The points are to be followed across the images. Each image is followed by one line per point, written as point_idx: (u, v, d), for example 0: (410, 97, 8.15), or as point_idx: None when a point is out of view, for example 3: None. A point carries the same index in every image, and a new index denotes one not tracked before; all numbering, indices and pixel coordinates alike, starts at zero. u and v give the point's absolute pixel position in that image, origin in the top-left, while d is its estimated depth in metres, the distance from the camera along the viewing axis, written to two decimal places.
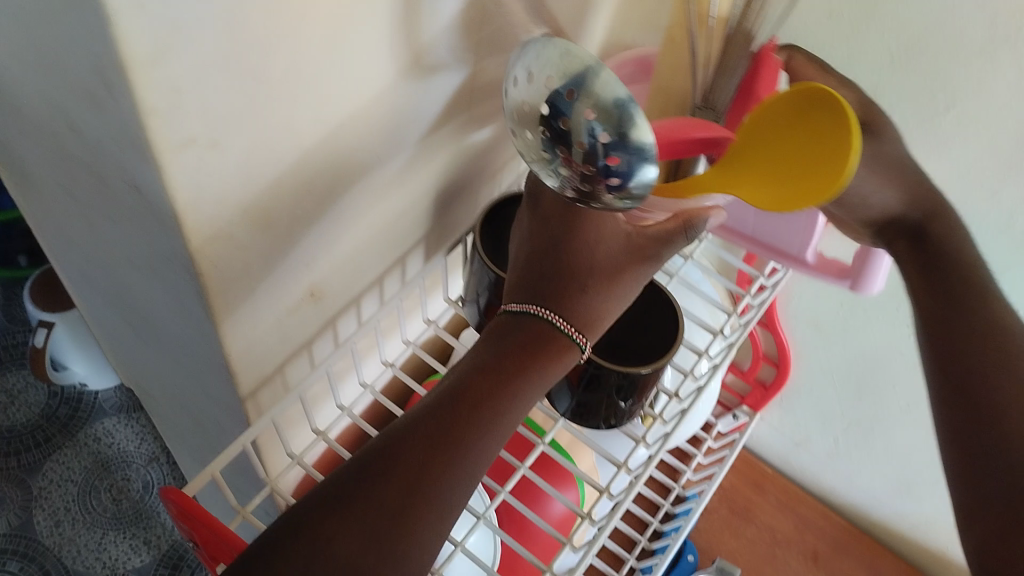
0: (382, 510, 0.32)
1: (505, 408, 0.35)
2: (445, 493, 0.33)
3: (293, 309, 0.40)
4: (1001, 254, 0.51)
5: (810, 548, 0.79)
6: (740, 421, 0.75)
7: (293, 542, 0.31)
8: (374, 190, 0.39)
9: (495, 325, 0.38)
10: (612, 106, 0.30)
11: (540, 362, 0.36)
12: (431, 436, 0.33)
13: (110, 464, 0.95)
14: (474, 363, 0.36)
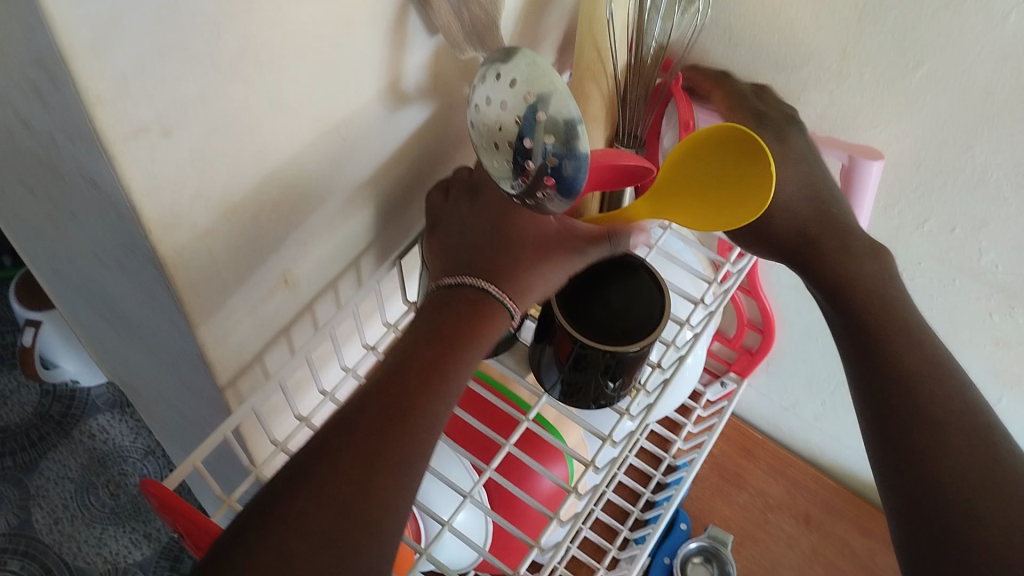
0: (348, 479, 0.33)
1: (448, 374, 0.38)
2: (404, 460, 0.35)
3: (268, 297, 0.40)
4: (976, 210, 0.51)
5: (802, 511, 0.79)
6: (729, 388, 0.75)
7: (265, 524, 0.31)
8: (342, 174, 0.39)
9: (429, 303, 0.41)
10: (564, 131, 0.33)
11: (476, 330, 0.40)
12: (387, 400, 0.36)
13: (106, 460, 0.95)
14: (414, 337, 0.39)
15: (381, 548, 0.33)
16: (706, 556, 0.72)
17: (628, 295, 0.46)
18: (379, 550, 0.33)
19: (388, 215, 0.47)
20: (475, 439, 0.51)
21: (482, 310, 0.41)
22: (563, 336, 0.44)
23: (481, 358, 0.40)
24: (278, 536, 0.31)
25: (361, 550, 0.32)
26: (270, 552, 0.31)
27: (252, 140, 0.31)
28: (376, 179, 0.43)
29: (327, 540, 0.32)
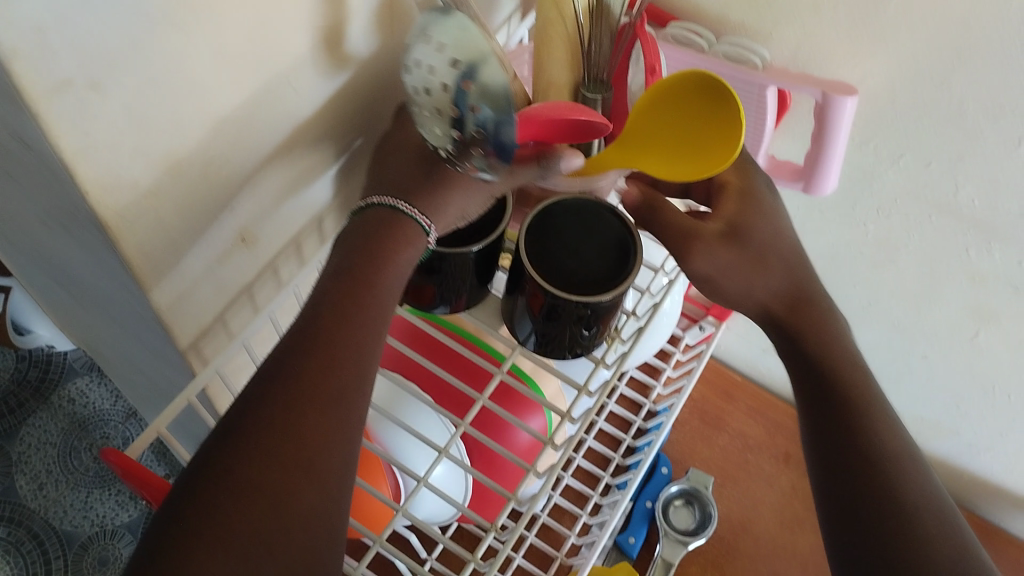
0: (276, 426, 0.33)
1: (367, 305, 0.38)
2: (331, 397, 0.35)
3: (225, 256, 0.39)
4: (951, 144, 0.50)
5: (782, 451, 0.80)
6: (706, 332, 0.75)
7: (199, 486, 0.32)
8: (294, 126, 0.38)
9: (344, 233, 0.41)
10: (499, 95, 0.33)
11: (396, 261, 0.40)
12: (309, 340, 0.36)
13: (87, 424, 0.94)
14: (330, 274, 0.39)
15: (322, 485, 0.34)
16: (687, 499, 0.73)
17: (596, 240, 0.45)
18: (320, 488, 0.34)
19: (349, 168, 0.45)
20: (445, 392, 0.51)
21: (396, 239, 0.40)
22: (534, 287, 0.43)
23: (401, 283, 0.40)
24: (215, 495, 0.31)
25: (301, 492, 0.33)
26: (210, 512, 0.31)
27: (192, 91, 0.30)
28: (332, 131, 0.41)
29: (264, 487, 0.32)
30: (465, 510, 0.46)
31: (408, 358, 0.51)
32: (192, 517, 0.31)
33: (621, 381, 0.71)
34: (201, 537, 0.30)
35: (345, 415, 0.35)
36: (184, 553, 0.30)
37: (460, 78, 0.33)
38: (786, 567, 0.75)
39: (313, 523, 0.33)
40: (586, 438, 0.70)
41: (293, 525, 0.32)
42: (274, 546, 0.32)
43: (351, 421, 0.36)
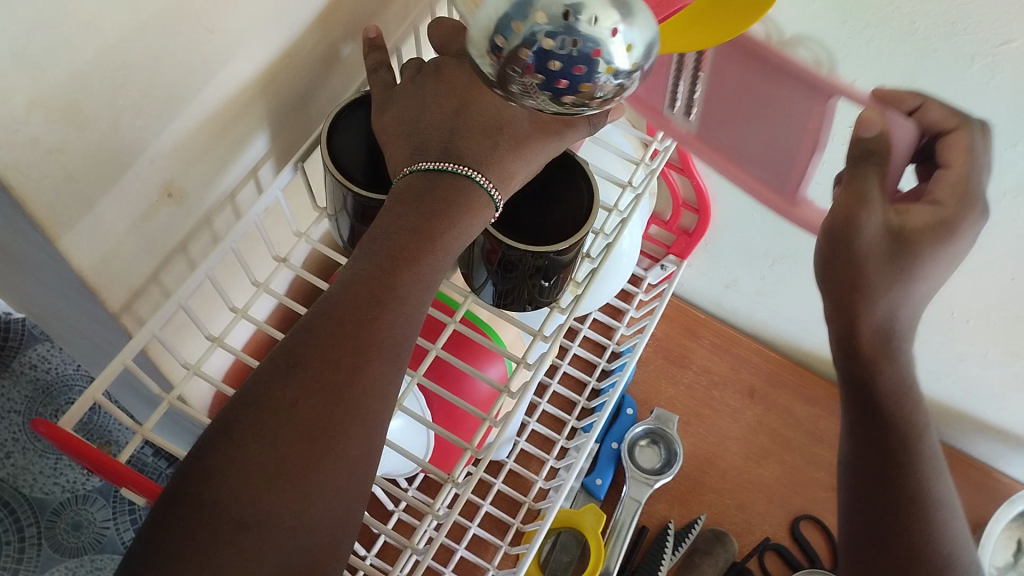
0: (338, 372, 0.32)
1: (430, 259, 0.36)
2: (390, 350, 0.34)
3: (150, 212, 0.37)
4: (905, 65, 0.50)
5: (746, 385, 0.81)
6: (668, 271, 0.74)
7: (253, 416, 0.31)
8: (214, 73, 0.36)
9: (404, 187, 0.37)
10: (563, 4, 0.27)
11: (466, 210, 0.37)
12: (370, 295, 0.34)
13: (52, 389, 0.90)
14: (401, 216, 0.36)
15: (370, 435, 0.33)
16: (653, 438, 0.73)
17: (553, 185, 0.43)
18: (367, 437, 0.33)
19: (283, 116, 0.43)
20: (411, 344, 0.50)
21: (465, 200, 0.37)
22: (481, 235, 0.42)
23: (465, 245, 0.37)
24: (270, 428, 0.30)
25: (353, 440, 0.32)
26: (264, 445, 0.30)
27: (89, 38, 0.28)
28: (260, 78, 0.39)
29: (319, 432, 0.31)
30: (428, 465, 0.46)
31: None
32: (250, 447, 0.30)
33: (583, 325, 0.71)
34: (251, 469, 0.30)
35: (395, 374, 0.34)
36: (234, 482, 0.29)
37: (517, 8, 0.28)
38: (753, 498, 0.76)
39: (357, 472, 0.32)
40: (549, 384, 0.69)
41: (340, 470, 0.31)
42: (323, 489, 0.31)
43: (398, 379, 0.34)
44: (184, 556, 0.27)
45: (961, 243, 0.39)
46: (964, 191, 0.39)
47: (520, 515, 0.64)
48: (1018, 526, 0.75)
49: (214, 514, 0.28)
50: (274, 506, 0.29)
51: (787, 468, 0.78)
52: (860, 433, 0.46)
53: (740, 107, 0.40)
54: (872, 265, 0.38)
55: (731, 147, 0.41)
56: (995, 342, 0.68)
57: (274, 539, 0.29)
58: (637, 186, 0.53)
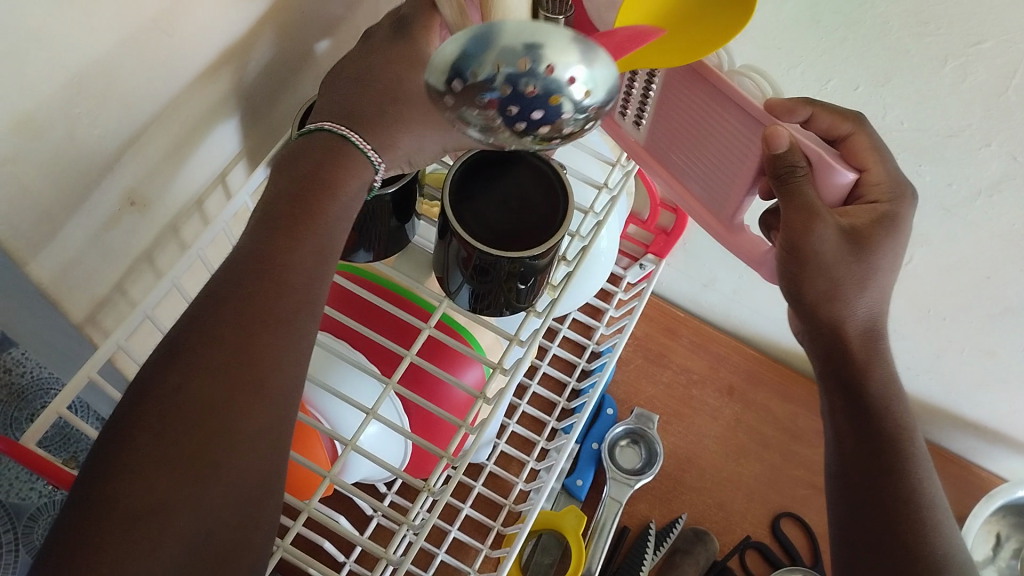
0: (226, 349, 0.32)
1: (311, 232, 0.36)
2: (280, 320, 0.33)
3: (112, 221, 0.36)
4: (878, 64, 0.49)
5: (726, 383, 0.81)
6: (646, 270, 0.74)
7: (144, 406, 0.30)
8: (174, 79, 0.35)
9: (289, 152, 0.38)
10: (520, 46, 0.26)
11: (345, 189, 0.37)
12: (254, 264, 0.34)
13: (27, 393, 0.88)
14: (284, 198, 0.36)
15: (273, 413, 0.32)
16: (632, 438, 0.73)
17: (527, 190, 0.42)
18: (268, 414, 0.32)
19: (249, 119, 0.43)
20: (370, 348, 0.49)
21: (347, 162, 0.37)
22: (456, 240, 0.41)
23: (352, 206, 0.38)
24: (162, 416, 0.30)
25: (252, 418, 0.32)
26: (158, 434, 0.29)
27: (40, 46, 0.27)
28: (223, 83, 0.39)
29: (210, 406, 0.31)
30: (402, 473, 0.45)
31: (338, 322, 0.49)
32: (141, 437, 0.29)
33: (562, 325, 0.70)
34: (144, 459, 0.29)
35: (292, 349, 0.34)
36: (129, 472, 0.28)
37: (472, 51, 0.27)
38: (732, 496, 0.76)
39: (259, 446, 0.32)
40: (528, 386, 0.69)
41: (239, 451, 0.31)
42: (223, 471, 0.30)
43: (296, 351, 0.34)
44: (76, 552, 0.27)
45: (903, 233, 0.44)
46: (890, 185, 0.44)
47: (500, 518, 0.64)
48: (995, 520, 0.76)
49: (107, 508, 0.28)
50: (172, 492, 0.29)
51: (766, 466, 0.78)
52: (851, 439, 0.47)
53: (686, 135, 0.43)
54: (841, 265, 0.42)
55: (675, 164, 0.45)
56: (970, 339, 0.68)
57: (174, 526, 0.28)
58: (614, 188, 0.52)
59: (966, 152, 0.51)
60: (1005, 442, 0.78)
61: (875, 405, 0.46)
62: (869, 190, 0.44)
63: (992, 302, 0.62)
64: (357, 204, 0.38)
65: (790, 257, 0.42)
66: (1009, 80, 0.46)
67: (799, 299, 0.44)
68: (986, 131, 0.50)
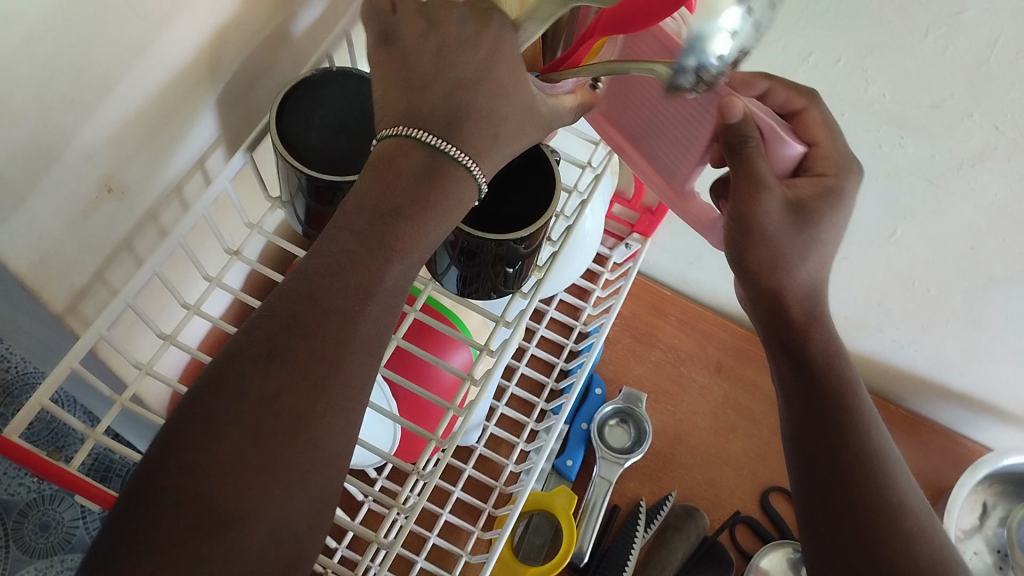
0: (318, 365, 0.32)
1: (411, 249, 0.35)
2: (365, 344, 0.34)
3: (91, 209, 0.36)
4: (860, 37, 0.49)
5: (713, 360, 0.81)
6: (632, 250, 0.74)
7: (230, 408, 0.31)
8: (150, 63, 0.34)
9: (384, 151, 0.35)
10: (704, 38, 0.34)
11: (450, 214, 0.35)
12: (348, 282, 0.33)
13: (12, 389, 0.87)
14: (385, 204, 0.34)
15: (345, 423, 0.33)
16: (621, 418, 0.73)
17: (511, 171, 0.42)
18: (342, 425, 0.33)
19: (228, 102, 0.42)
20: None
21: (451, 190, 0.35)
22: None
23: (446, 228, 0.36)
24: (249, 418, 0.31)
25: (331, 434, 0.33)
26: (240, 436, 0.31)
27: (11, 29, 0.27)
28: (200, 66, 0.38)
29: (294, 422, 0.32)
30: (393, 458, 0.45)
31: None
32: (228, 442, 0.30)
33: (549, 306, 0.70)
34: (222, 462, 0.30)
35: (371, 362, 0.34)
36: (214, 477, 0.30)
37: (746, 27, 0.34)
38: (722, 472, 0.76)
39: (328, 465, 0.33)
40: (516, 367, 0.69)
41: (317, 465, 0.32)
42: (302, 484, 0.32)
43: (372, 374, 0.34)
44: (162, 552, 0.28)
45: (849, 205, 0.45)
46: (837, 161, 0.45)
47: (492, 499, 0.64)
48: (981, 489, 0.77)
49: (192, 506, 0.29)
50: (254, 503, 0.30)
51: (755, 441, 0.78)
52: (800, 404, 0.47)
53: (639, 109, 0.43)
54: (785, 236, 0.42)
55: (629, 131, 0.45)
56: (954, 310, 0.68)
57: (251, 534, 0.30)
58: (598, 166, 0.52)
59: (949, 123, 0.52)
60: (990, 412, 0.79)
61: (817, 367, 0.46)
62: (818, 164, 0.45)
63: (977, 274, 0.63)
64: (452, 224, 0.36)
65: (740, 228, 0.42)
66: (991, 50, 0.46)
67: (742, 266, 0.45)
68: (969, 101, 0.50)
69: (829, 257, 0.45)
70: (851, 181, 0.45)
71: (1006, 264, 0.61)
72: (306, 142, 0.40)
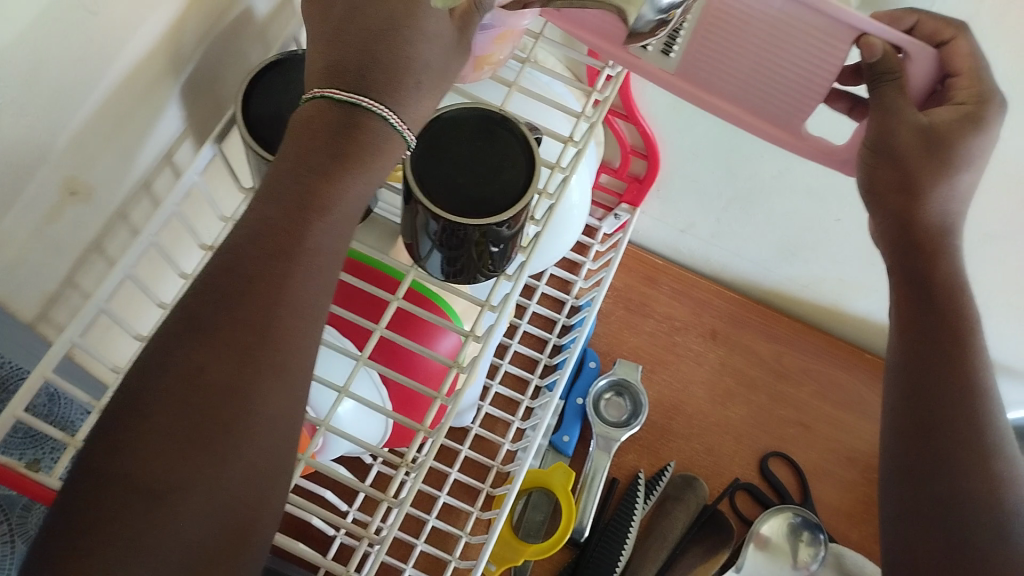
0: (247, 331, 0.31)
1: (340, 204, 0.34)
2: (300, 308, 0.33)
3: (53, 214, 0.35)
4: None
5: (709, 328, 0.80)
6: (623, 220, 0.73)
7: (160, 381, 0.30)
8: (104, 58, 0.33)
9: (309, 112, 0.35)
10: None
11: (376, 158, 0.35)
12: (264, 250, 0.33)
13: None
14: (309, 168, 0.34)
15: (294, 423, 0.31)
16: (617, 390, 0.72)
17: (493, 151, 0.41)
18: (284, 386, 0.32)
19: (193, 92, 0.41)
20: (338, 325, 0.47)
21: (374, 140, 0.35)
22: (421, 209, 0.39)
23: (371, 184, 0.36)
24: (174, 403, 0.30)
25: (262, 423, 0.31)
26: (164, 438, 0.29)
27: None
28: (164, 58, 0.37)
29: (223, 397, 0.30)
30: (381, 450, 0.44)
31: None
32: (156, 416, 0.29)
33: (540, 282, 0.69)
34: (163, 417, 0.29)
35: (314, 319, 0.33)
36: (138, 455, 0.28)
37: None
38: (720, 441, 0.76)
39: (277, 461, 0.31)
40: (509, 345, 0.68)
41: (263, 431, 0.31)
42: (232, 464, 0.30)
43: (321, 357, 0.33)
44: (89, 529, 0.27)
45: (991, 135, 0.42)
46: (981, 91, 0.41)
47: (490, 479, 0.64)
48: None
49: (117, 485, 0.28)
50: (184, 474, 0.29)
51: (753, 408, 0.78)
52: (916, 392, 0.44)
53: (735, 35, 0.41)
54: (914, 163, 0.41)
55: (730, 58, 0.42)
56: None
57: (191, 504, 0.29)
58: (579, 141, 0.51)
59: None
60: None
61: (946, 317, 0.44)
62: (958, 94, 0.41)
63: (972, 231, 0.62)
64: (381, 178, 0.36)
65: (875, 154, 0.42)
66: None
67: (870, 190, 0.43)
68: None
69: (967, 184, 0.43)
70: (994, 110, 0.41)
71: (1003, 219, 0.60)
72: (273, 132, 0.38)
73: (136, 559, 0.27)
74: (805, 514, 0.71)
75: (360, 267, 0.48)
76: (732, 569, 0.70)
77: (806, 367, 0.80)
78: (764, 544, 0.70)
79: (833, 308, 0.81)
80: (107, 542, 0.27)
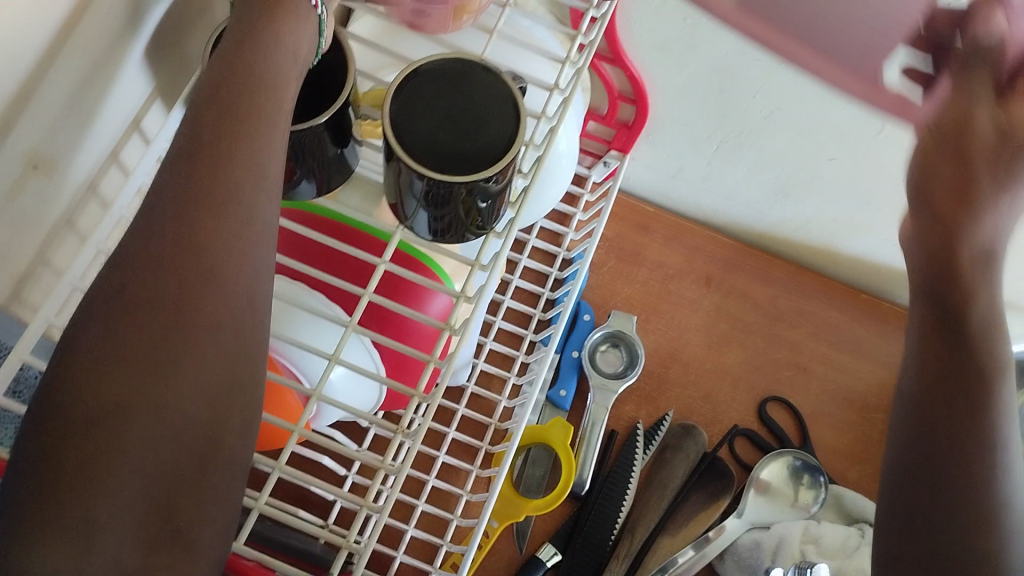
0: (177, 277, 0.29)
1: (258, 95, 0.33)
2: (250, 258, 0.31)
3: (16, 188, 0.33)
4: None
5: (703, 274, 0.79)
6: (612, 167, 0.71)
7: (90, 327, 0.28)
8: (60, 21, 0.31)
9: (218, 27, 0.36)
10: None
11: (277, 35, 0.34)
12: (183, 152, 0.31)
13: None
14: (220, 64, 0.34)
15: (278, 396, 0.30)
16: (614, 341, 0.72)
17: (473, 100, 0.39)
18: (229, 318, 0.30)
19: (158, 52, 0.39)
20: (323, 290, 0.46)
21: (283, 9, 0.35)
22: (405, 166, 0.38)
23: (289, 62, 0.35)
24: (120, 359, 0.28)
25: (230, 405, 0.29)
26: (116, 400, 0.28)
27: None
28: (124, 20, 0.35)
29: (184, 365, 0.29)
30: (375, 418, 0.43)
31: (298, 269, 0.46)
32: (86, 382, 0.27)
33: (531, 235, 0.68)
34: (111, 381, 0.28)
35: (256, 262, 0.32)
36: (71, 397, 0.27)
37: None
38: (718, 386, 0.76)
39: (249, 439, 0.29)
40: (502, 300, 0.67)
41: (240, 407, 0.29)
42: (190, 436, 0.29)
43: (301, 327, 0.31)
44: (37, 484, 0.26)
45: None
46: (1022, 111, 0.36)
47: (488, 436, 0.63)
48: None
49: (52, 431, 0.27)
50: (120, 409, 0.28)
51: (749, 352, 0.77)
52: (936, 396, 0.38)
53: None
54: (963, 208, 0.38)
55: None
56: None
57: (133, 454, 0.27)
58: (566, 87, 0.49)
59: None
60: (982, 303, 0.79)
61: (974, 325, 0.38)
62: None
63: None
64: (300, 55, 0.36)
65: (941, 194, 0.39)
66: None
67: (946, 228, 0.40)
68: None
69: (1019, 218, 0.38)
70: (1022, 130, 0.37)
71: None
72: None
73: (86, 512, 0.27)
74: (805, 457, 0.72)
75: (347, 229, 0.46)
76: (733, 515, 0.69)
77: (801, 308, 0.79)
78: (765, 489, 0.70)
79: (826, 249, 0.80)
80: (59, 499, 0.26)
